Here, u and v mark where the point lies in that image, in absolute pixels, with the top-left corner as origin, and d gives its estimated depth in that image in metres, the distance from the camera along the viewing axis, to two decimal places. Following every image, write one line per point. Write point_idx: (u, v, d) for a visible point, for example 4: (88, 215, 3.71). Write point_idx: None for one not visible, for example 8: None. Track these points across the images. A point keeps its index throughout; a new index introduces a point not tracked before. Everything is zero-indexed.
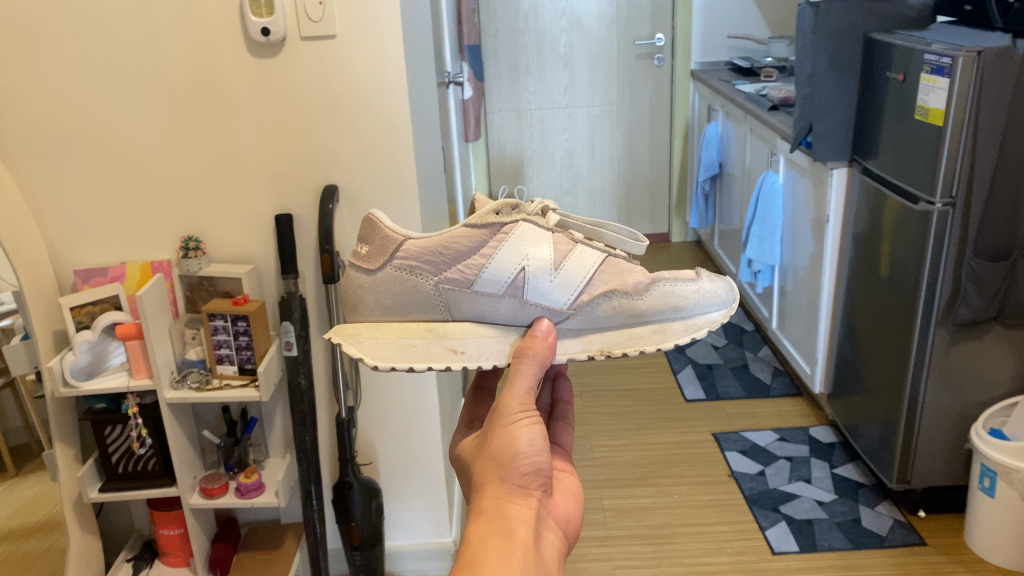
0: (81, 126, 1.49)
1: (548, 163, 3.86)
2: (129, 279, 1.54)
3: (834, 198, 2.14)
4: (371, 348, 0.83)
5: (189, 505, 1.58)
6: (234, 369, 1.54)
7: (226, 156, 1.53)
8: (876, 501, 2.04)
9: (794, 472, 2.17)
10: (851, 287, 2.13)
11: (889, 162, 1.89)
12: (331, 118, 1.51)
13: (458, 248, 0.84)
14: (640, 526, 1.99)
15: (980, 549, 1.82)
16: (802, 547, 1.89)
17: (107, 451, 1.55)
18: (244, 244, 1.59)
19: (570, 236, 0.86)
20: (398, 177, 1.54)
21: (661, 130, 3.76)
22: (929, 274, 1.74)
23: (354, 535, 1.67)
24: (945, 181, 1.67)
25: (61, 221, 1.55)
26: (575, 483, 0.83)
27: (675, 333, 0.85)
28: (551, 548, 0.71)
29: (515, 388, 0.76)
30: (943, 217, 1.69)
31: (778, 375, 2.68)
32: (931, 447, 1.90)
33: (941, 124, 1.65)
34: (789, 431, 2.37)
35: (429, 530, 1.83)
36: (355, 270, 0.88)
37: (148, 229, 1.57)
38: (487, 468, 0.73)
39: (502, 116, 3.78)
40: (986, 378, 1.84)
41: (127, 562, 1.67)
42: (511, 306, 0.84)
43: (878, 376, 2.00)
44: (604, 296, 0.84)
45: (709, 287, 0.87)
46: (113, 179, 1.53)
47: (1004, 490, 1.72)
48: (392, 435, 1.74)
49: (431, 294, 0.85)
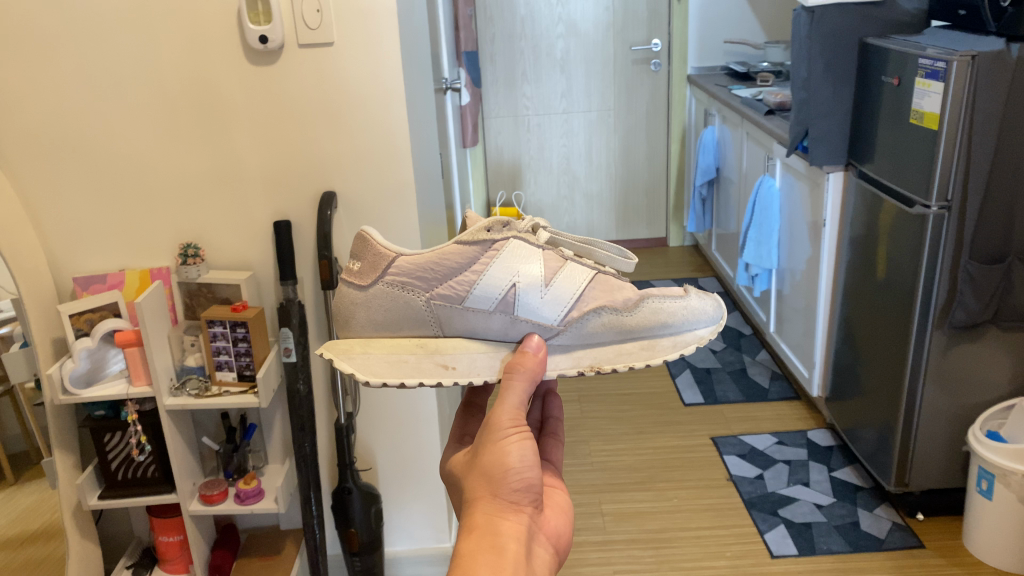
0: (82, 135, 1.50)
1: (545, 168, 3.87)
2: (128, 286, 1.56)
3: (831, 201, 2.15)
4: (364, 363, 0.83)
5: (188, 512, 1.58)
6: (233, 376, 1.54)
7: (224, 163, 1.54)
8: (875, 504, 2.04)
9: (793, 475, 2.17)
10: (848, 290, 2.14)
11: (885, 166, 1.90)
12: (328, 126, 1.51)
13: (449, 265, 0.85)
14: (640, 531, 1.99)
15: (978, 552, 1.82)
16: (801, 550, 1.89)
17: (107, 458, 1.56)
18: (242, 252, 1.60)
19: (561, 253, 0.87)
20: (396, 184, 1.55)
21: (658, 134, 3.77)
22: (926, 276, 1.75)
23: (354, 541, 1.67)
24: (940, 184, 1.68)
25: (60, 229, 1.56)
26: (566, 498, 0.83)
27: (665, 349, 0.86)
28: (542, 564, 0.72)
29: (504, 402, 0.76)
30: (939, 220, 1.70)
31: (777, 379, 2.69)
32: (929, 450, 1.90)
33: (936, 128, 1.66)
34: (788, 435, 2.37)
35: (428, 536, 1.83)
36: (348, 285, 0.89)
37: (148, 236, 1.57)
38: (479, 484, 0.73)
39: (499, 122, 3.78)
40: (984, 381, 1.85)
41: (127, 568, 1.67)
42: (502, 322, 0.84)
43: (875, 378, 2.01)
44: (593, 313, 0.84)
45: (698, 303, 0.88)
46: (112, 187, 1.54)
47: (1002, 492, 1.72)
48: (391, 441, 1.75)
49: (422, 310, 0.86)
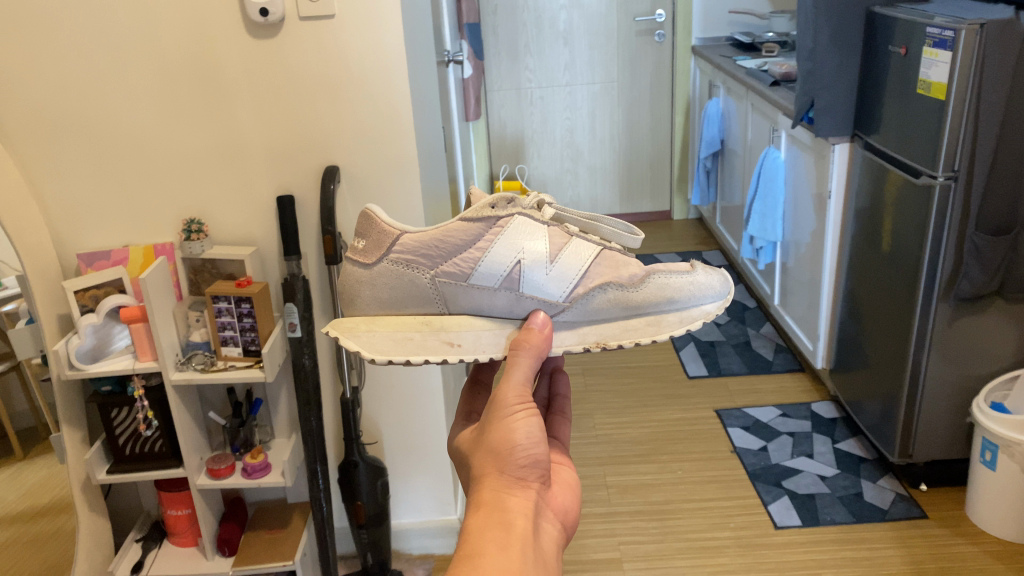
0: (82, 110, 1.49)
1: (548, 142, 3.84)
2: (132, 262, 1.56)
3: (836, 172, 2.13)
4: (369, 341, 0.83)
5: (196, 486, 1.60)
6: (238, 351, 1.55)
7: (226, 138, 1.53)
8: (878, 475, 2.05)
9: (796, 448, 2.18)
10: (853, 263, 2.13)
11: (890, 136, 1.89)
12: (329, 101, 1.50)
13: (453, 243, 0.84)
14: (644, 502, 2.01)
15: (981, 521, 1.83)
16: (804, 521, 1.90)
17: (115, 434, 1.57)
18: (245, 227, 1.60)
19: (565, 230, 0.87)
20: (398, 158, 1.54)
21: (661, 107, 3.74)
22: (931, 248, 1.74)
23: (360, 514, 1.68)
24: (947, 155, 1.67)
25: (62, 205, 1.55)
26: (572, 475, 0.84)
27: (671, 325, 0.86)
28: (550, 540, 0.72)
29: (511, 379, 0.76)
30: (945, 190, 1.69)
31: (780, 352, 2.69)
32: (932, 421, 1.91)
33: (943, 98, 1.64)
34: (791, 406, 2.38)
35: (434, 509, 1.85)
36: (352, 264, 0.88)
37: (151, 212, 1.57)
38: (486, 461, 0.73)
39: (502, 95, 3.75)
40: (988, 352, 1.84)
41: (137, 543, 1.70)
42: (507, 299, 0.84)
43: (879, 350, 2.01)
44: (599, 289, 0.84)
45: (704, 279, 0.88)
46: (114, 164, 1.53)
47: (1005, 463, 1.73)
48: (396, 416, 1.75)
49: (428, 288, 0.86)
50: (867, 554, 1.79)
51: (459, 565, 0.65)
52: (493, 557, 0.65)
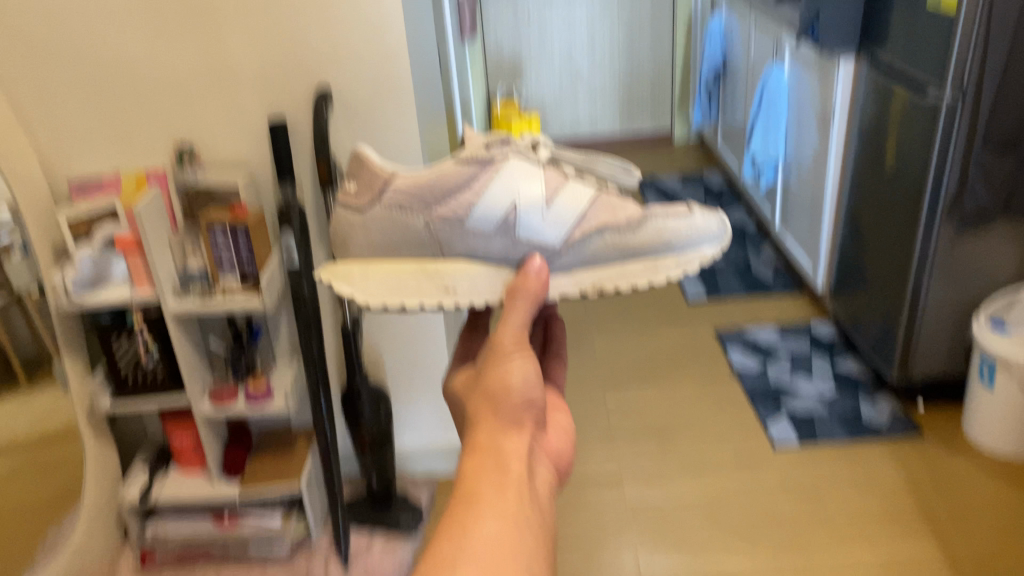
0: (65, 36, 1.44)
1: (547, 59, 3.74)
2: (125, 189, 1.52)
3: (841, 92, 2.09)
4: (364, 286, 0.83)
5: (200, 414, 1.61)
6: (236, 279, 1.50)
7: (215, 63, 1.48)
8: (875, 395, 2.08)
9: (795, 369, 2.20)
10: (856, 182, 2.10)
11: (898, 49, 1.83)
12: (320, 19, 1.45)
13: (448, 187, 0.83)
14: (643, 425, 2.03)
15: (977, 438, 1.86)
16: (801, 441, 1.93)
17: (117, 364, 1.58)
18: (240, 154, 1.57)
19: (561, 172, 0.85)
20: (394, 80, 1.50)
21: (662, 20, 3.64)
22: (935, 169, 1.72)
23: (364, 439, 1.72)
24: (956, 70, 1.61)
25: (52, 135, 1.52)
26: (568, 420, 0.84)
27: (668, 268, 0.84)
28: (544, 482, 0.72)
29: (507, 323, 0.76)
30: (952, 109, 1.64)
31: (778, 274, 2.69)
32: (932, 341, 1.92)
33: (954, 12, 1.59)
34: (791, 328, 2.39)
35: (437, 433, 1.88)
36: (344, 208, 0.87)
37: (142, 142, 1.54)
38: (481, 404, 0.74)
39: (497, 9, 3.63)
40: (987, 274, 1.83)
41: (144, 462, 1.75)
42: (503, 245, 0.82)
43: (880, 272, 2.01)
44: (596, 233, 0.83)
45: (701, 222, 0.86)
46: (101, 91, 1.49)
47: (1003, 381, 1.75)
48: (397, 345, 1.77)
49: (422, 233, 0.84)
50: (864, 474, 1.82)
51: (458, 509, 0.65)
52: (492, 498, 0.66)
